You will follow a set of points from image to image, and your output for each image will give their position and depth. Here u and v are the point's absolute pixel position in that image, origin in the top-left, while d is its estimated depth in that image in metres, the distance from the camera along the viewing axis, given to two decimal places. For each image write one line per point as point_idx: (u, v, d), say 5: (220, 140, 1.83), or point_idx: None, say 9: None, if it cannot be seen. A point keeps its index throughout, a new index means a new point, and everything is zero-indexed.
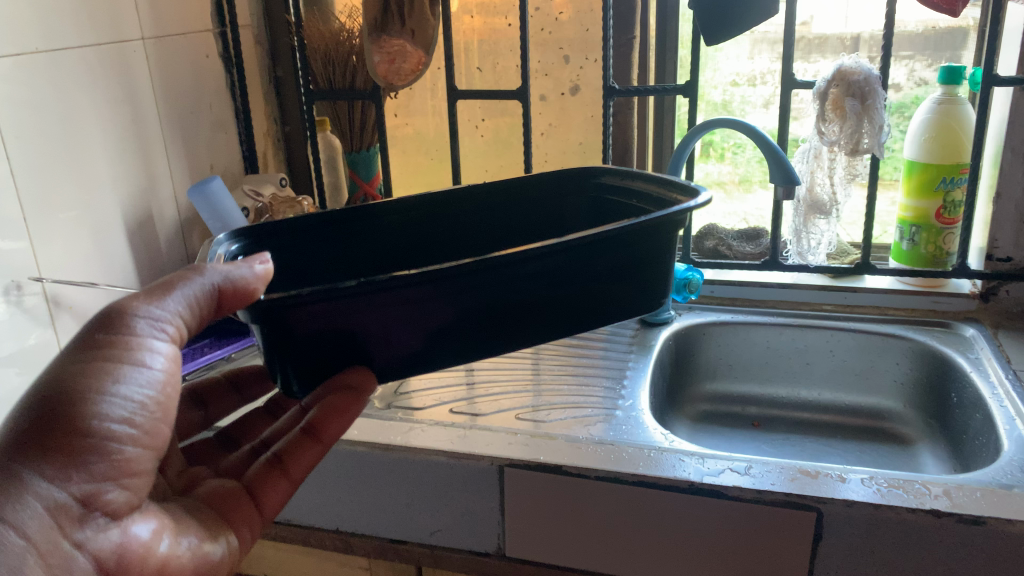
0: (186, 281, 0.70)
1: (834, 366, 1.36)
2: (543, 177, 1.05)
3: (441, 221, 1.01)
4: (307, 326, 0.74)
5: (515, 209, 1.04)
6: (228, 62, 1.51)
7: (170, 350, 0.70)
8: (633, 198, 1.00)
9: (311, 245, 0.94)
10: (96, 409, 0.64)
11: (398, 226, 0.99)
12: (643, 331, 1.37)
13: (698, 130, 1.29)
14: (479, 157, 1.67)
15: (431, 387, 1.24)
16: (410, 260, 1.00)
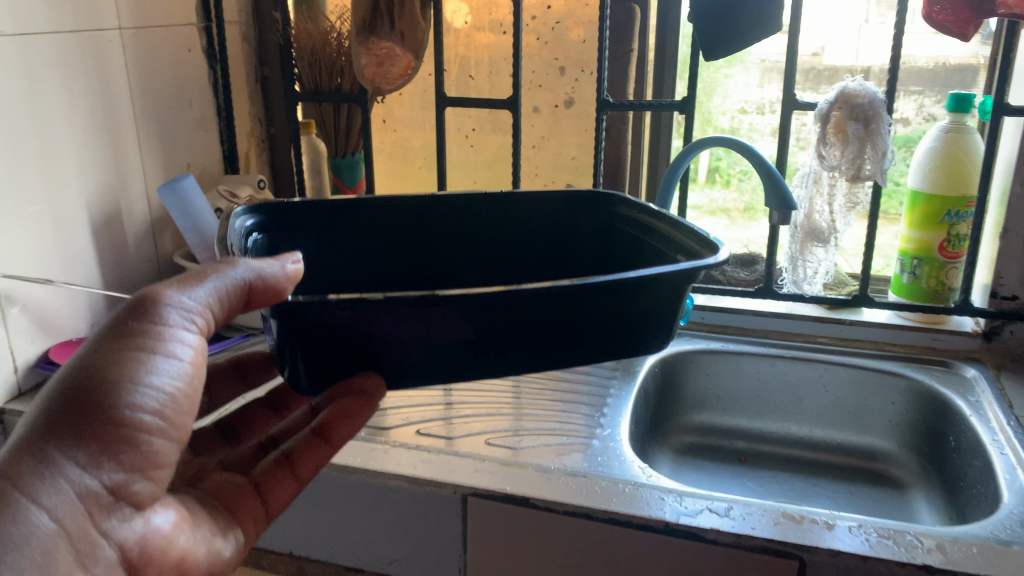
0: (218, 272, 0.67)
1: (826, 402, 1.30)
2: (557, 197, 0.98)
3: (443, 235, 0.95)
4: (316, 325, 0.69)
5: (524, 230, 0.98)
6: (211, 59, 1.46)
7: (199, 343, 0.67)
8: (648, 234, 0.92)
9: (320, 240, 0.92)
10: (126, 398, 0.62)
11: (405, 232, 0.95)
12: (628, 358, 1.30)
13: (695, 148, 1.23)
14: (468, 168, 1.61)
15: (401, 403, 1.17)
16: (398, 271, 0.95)
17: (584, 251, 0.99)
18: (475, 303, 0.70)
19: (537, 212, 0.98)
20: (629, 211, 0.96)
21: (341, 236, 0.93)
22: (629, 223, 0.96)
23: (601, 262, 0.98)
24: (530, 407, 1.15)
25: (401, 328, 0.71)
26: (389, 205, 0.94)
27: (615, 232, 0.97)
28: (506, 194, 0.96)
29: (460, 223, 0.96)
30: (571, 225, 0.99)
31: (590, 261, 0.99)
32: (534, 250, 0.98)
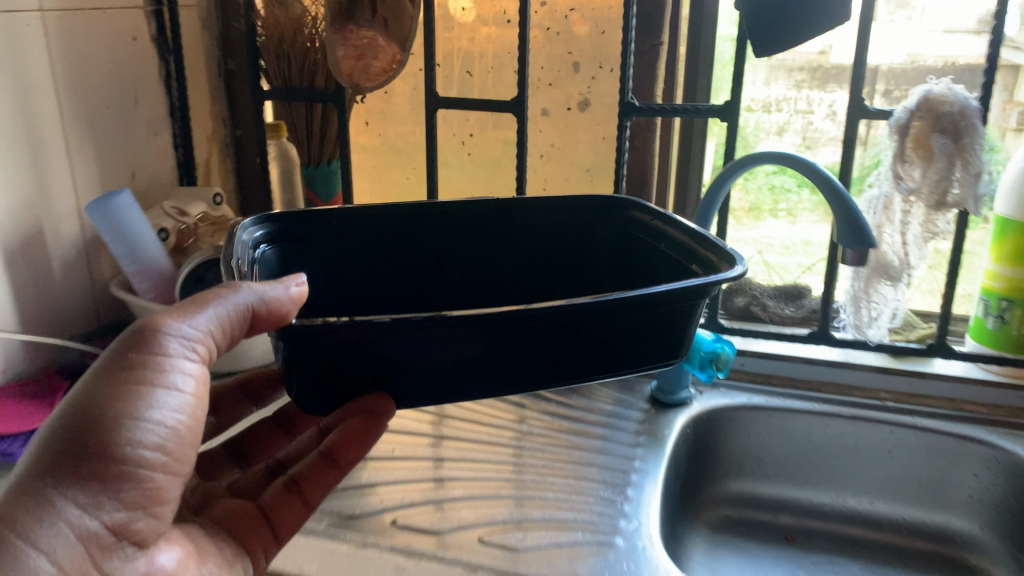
0: (217, 298, 0.60)
1: (891, 471, 1.08)
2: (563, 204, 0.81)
3: (442, 257, 0.78)
4: (318, 348, 0.55)
5: (531, 245, 0.81)
6: (163, 48, 1.23)
7: (201, 373, 0.62)
8: (663, 240, 0.76)
9: (319, 261, 0.75)
10: (126, 433, 0.57)
11: (400, 254, 0.77)
12: (654, 414, 1.08)
13: (741, 164, 0.99)
14: (465, 179, 1.39)
15: (373, 468, 0.94)
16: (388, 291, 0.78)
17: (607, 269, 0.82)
18: (486, 321, 0.55)
19: (547, 224, 0.80)
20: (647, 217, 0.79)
21: (340, 259, 0.76)
22: (647, 229, 0.78)
23: (623, 279, 0.81)
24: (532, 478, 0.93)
25: (407, 347, 0.57)
26: (388, 222, 0.76)
27: (634, 243, 0.79)
28: (505, 202, 0.79)
29: (461, 239, 0.78)
30: (585, 236, 0.82)
31: (609, 279, 0.82)
32: (547, 269, 0.81)
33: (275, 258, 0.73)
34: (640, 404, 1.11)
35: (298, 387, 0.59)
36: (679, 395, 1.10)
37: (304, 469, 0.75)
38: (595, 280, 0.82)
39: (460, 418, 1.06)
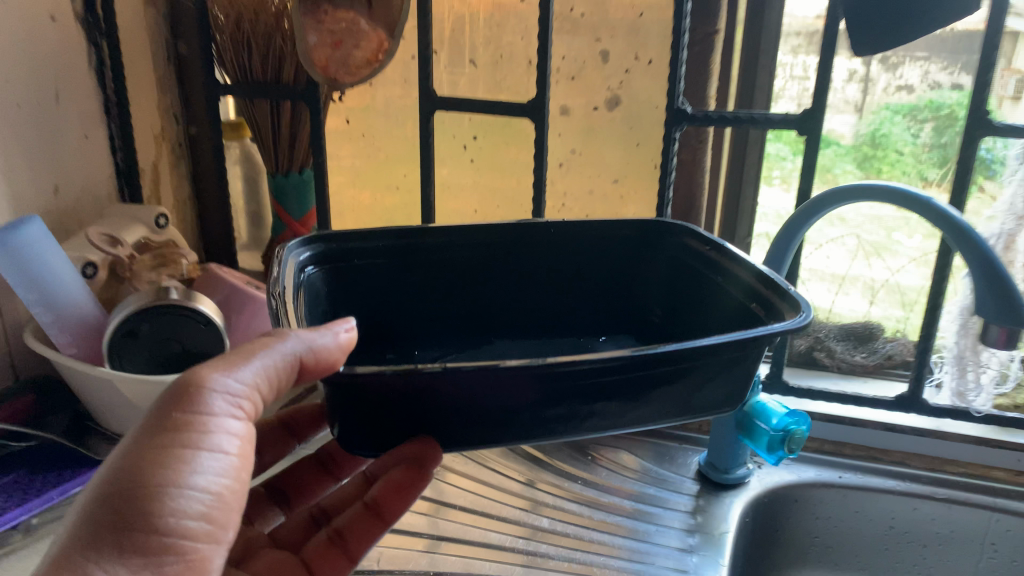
0: (263, 347, 0.53)
1: (994, 566, 0.86)
2: (609, 228, 0.75)
3: (470, 291, 0.74)
4: (360, 389, 0.49)
5: (563, 274, 0.76)
6: (93, 28, 0.99)
7: (246, 430, 0.54)
8: (719, 274, 0.69)
9: (370, 295, 0.71)
10: (169, 502, 0.49)
11: (439, 284, 0.73)
12: (705, 501, 0.87)
13: (823, 204, 0.80)
14: (466, 193, 1.13)
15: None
16: (441, 324, 0.75)
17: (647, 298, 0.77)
18: (545, 373, 0.50)
19: (577, 251, 0.75)
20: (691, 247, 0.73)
21: (392, 292, 0.72)
22: (698, 260, 0.72)
23: (671, 311, 0.75)
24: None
25: (455, 395, 0.51)
26: (423, 249, 0.72)
27: (682, 272, 0.74)
28: (523, 226, 0.73)
29: (485, 270, 0.74)
30: (615, 263, 0.77)
31: (658, 305, 0.77)
32: (582, 298, 0.77)
33: (322, 284, 0.68)
34: (684, 485, 0.90)
35: (347, 433, 0.52)
36: (733, 476, 0.89)
37: (346, 520, 0.73)
38: (641, 308, 0.78)
39: (461, 506, 0.85)
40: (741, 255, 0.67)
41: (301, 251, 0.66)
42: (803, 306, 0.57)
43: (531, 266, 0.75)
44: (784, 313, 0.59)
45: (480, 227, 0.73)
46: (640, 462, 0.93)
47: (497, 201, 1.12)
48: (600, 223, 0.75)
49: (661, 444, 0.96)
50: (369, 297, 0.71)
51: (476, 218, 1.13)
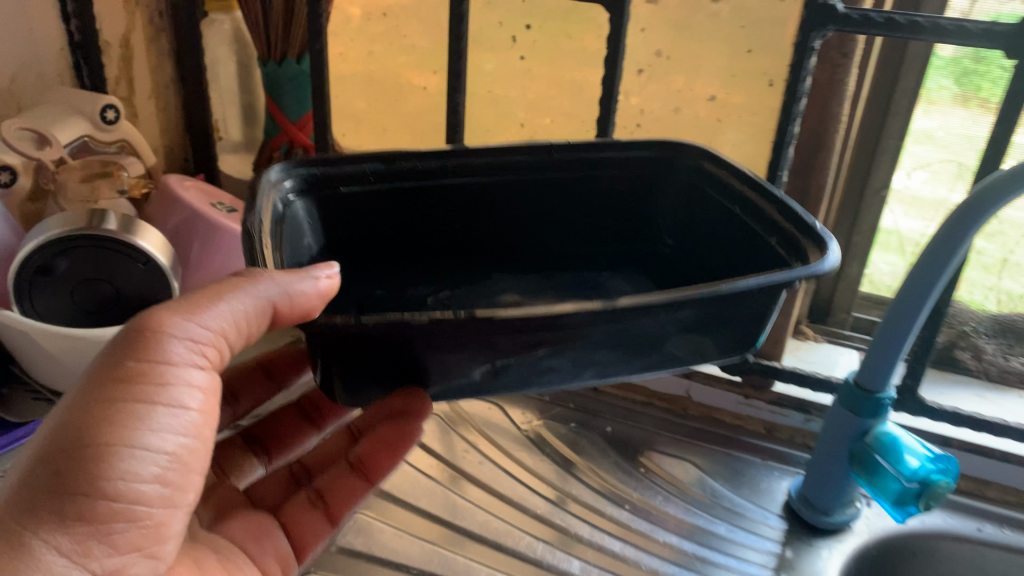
0: (238, 286, 0.37)
1: None
2: (617, 148, 0.54)
3: (438, 219, 0.53)
4: (324, 339, 0.35)
5: (548, 201, 0.54)
6: None
7: (216, 381, 0.38)
8: (740, 204, 0.50)
9: (351, 239, 0.52)
10: (120, 466, 0.34)
11: (403, 215, 0.52)
12: (794, 547, 0.66)
13: (980, 211, 0.54)
14: (515, 98, 0.87)
15: None
16: (443, 267, 0.54)
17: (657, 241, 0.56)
18: (544, 325, 0.36)
19: (565, 176, 0.54)
20: (711, 172, 0.53)
21: (386, 235, 0.53)
22: (717, 188, 0.52)
23: (686, 241, 0.55)
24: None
25: (433, 346, 0.37)
26: (401, 175, 0.51)
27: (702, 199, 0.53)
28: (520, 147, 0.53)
29: (451, 195, 0.52)
30: (613, 185, 0.55)
31: (669, 232, 0.56)
32: (584, 233, 0.56)
33: (307, 215, 0.49)
34: (768, 525, 0.68)
35: (345, 391, 0.39)
36: (835, 520, 0.66)
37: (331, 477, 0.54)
38: (648, 236, 0.56)
39: (471, 530, 0.65)
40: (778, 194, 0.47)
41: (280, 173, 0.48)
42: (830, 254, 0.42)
43: (544, 195, 0.54)
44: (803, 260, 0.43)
45: (501, 151, 0.52)
46: (713, 483, 0.71)
47: (552, 113, 0.86)
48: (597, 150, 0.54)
49: (735, 456, 0.74)
50: (347, 230, 0.52)
51: (523, 134, 0.88)
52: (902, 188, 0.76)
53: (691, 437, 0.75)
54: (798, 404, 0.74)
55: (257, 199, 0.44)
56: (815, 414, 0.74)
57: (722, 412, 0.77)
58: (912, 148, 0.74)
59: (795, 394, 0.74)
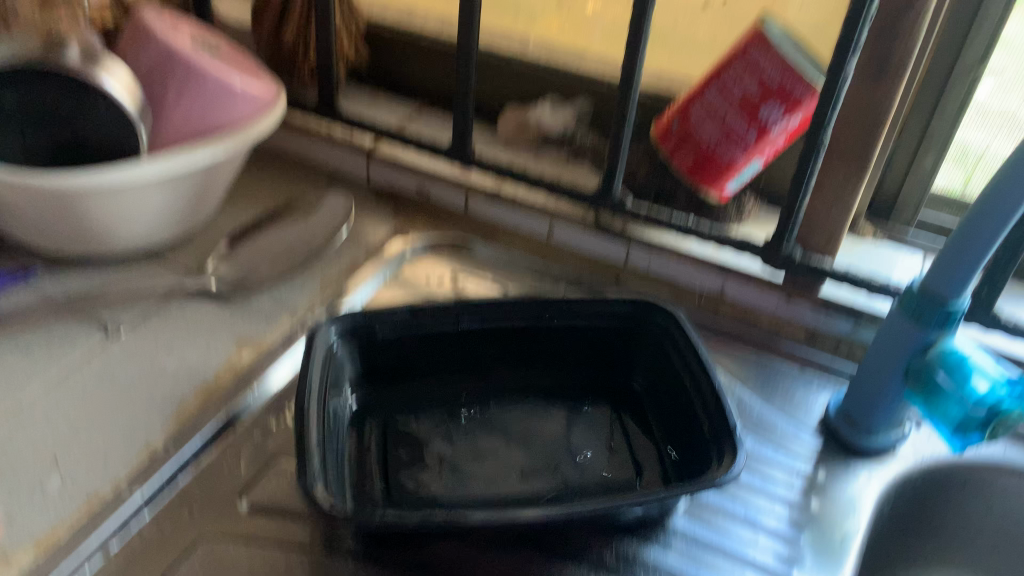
0: None
1: None
2: (593, 328, 0.61)
3: (443, 373, 0.61)
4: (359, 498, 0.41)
5: (545, 346, 0.62)
6: None
7: None
8: (701, 403, 0.54)
9: (393, 351, 0.58)
10: None
11: (420, 361, 0.60)
12: (825, 465, 0.59)
13: None
14: None
15: (278, 551, 0.49)
16: (456, 388, 0.62)
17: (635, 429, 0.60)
18: None
19: (567, 323, 0.61)
20: (677, 339, 0.58)
21: (414, 362, 0.60)
22: (685, 369, 0.57)
23: (651, 387, 0.61)
24: (398, 554, 0.49)
25: None
26: (411, 380, 0.61)
27: (645, 412, 0.61)
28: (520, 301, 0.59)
29: (456, 363, 0.61)
30: (583, 395, 0.63)
31: (639, 376, 0.62)
32: (563, 399, 0.62)
33: (349, 358, 0.56)
34: (798, 442, 0.60)
35: None
36: (876, 441, 0.58)
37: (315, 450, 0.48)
38: (620, 373, 0.63)
39: (469, 424, 0.59)
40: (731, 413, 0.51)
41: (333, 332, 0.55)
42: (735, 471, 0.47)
43: (522, 376, 0.63)
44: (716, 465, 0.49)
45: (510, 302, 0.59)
46: (742, 392, 0.64)
47: None
48: (542, 412, 0.61)
49: (767, 361, 0.67)
50: (381, 363, 0.59)
51: None
52: (983, 101, 0.67)
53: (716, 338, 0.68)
54: (848, 309, 0.64)
55: (312, 364, 0.52)
56: (867, 321, 0.64)
57: (759, 314, 0.68)
58: (994, 59, 0.64)
59: (843, 297, 0.65)
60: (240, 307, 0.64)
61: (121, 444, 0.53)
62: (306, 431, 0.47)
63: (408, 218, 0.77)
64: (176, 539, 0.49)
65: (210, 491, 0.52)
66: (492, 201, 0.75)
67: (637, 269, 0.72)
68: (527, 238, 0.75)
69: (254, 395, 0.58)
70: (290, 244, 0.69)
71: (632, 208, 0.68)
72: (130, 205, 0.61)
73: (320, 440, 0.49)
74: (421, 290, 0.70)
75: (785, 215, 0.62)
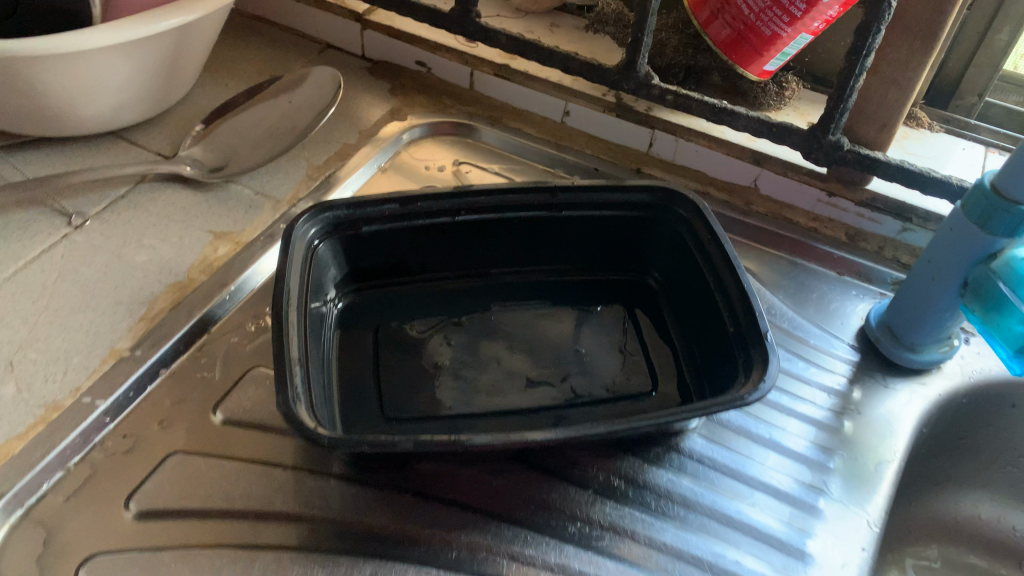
0: None
1: None
2: (614, 219, 0.53)
3: (439, 270, 0.55)
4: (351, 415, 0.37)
5: (555, 238, 0.54)
6: None
7: None
8: (730, 309, 0.47)
9: (379, 248, 0.52)
10: None
11: (413, 258, 0.54)
12: (859, 382, 0.53)
13: None
14: None
15: (253, 468, 0.45)
16: (449, 286, 0.55)
17: (655, 331, 0.54)
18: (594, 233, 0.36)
19: (578, 213, 0.53)
20: (700, 231, 0.50)
21: (402, 258, 0.53)
22: (710, 266, 0.49)
23: (671, 283, 0.54)
24: (387, 473, 0.45)
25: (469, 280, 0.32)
26: (404, 279, 0.55)
27: (663, 310, 0.54)
28: (525, 187, 0.51)
29: (454, 256, 0.54)
30: (597, 292, 0.56)
31: (657, 270, 0.55)
32: (574, 296, 0.56)
33: (330, 254, 0.50)
34: (832, 356, 0.55)
35: None
36: (921, 359, 0.52)
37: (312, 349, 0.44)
38: (640, 265, 0.56)
39: (470, 328, 0.53)
40: (765, 325, 0.44)
41: (309, 226, 0.48)
42: (760, 395, 0.41)
43: (529, 271, 0.56)
44: (744, 385, 0.43)
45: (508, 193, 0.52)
46: (772, 298, 0.58)
47: None
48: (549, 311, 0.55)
49: (801, 264, 0.60)
50: (369, 262, 0.53)
51: None
52: None
53: (746, 237, 0.61)
54: (896, 209, 0.58)
55: (289, 264, 0.46)
56: (916, 224, 0.58)
57: (795, 212, 0.62)
58: None
59: (894, 193, 0.57)
60: (217, 194, 0.58)
61: (83, 349, 0.48)
62: (285, 341, 0.42)
63: (406, 97, 0.69)
64: (142, 453, 0.45)
65: (180, 401, 0.47)
66: (500, 80, 0.67)
67: (660, 158, 0.65)
68: (539, 120, 0.68)
69: (231, 292, 0.53)
70: (272, 124, 0.62)
71: (658, 86, 0.58)
72: (92, 75, 0.53)
73: (302, 353, 0.44)
74: (419, 179, 0.63)
75: (834, 99, 0.52)
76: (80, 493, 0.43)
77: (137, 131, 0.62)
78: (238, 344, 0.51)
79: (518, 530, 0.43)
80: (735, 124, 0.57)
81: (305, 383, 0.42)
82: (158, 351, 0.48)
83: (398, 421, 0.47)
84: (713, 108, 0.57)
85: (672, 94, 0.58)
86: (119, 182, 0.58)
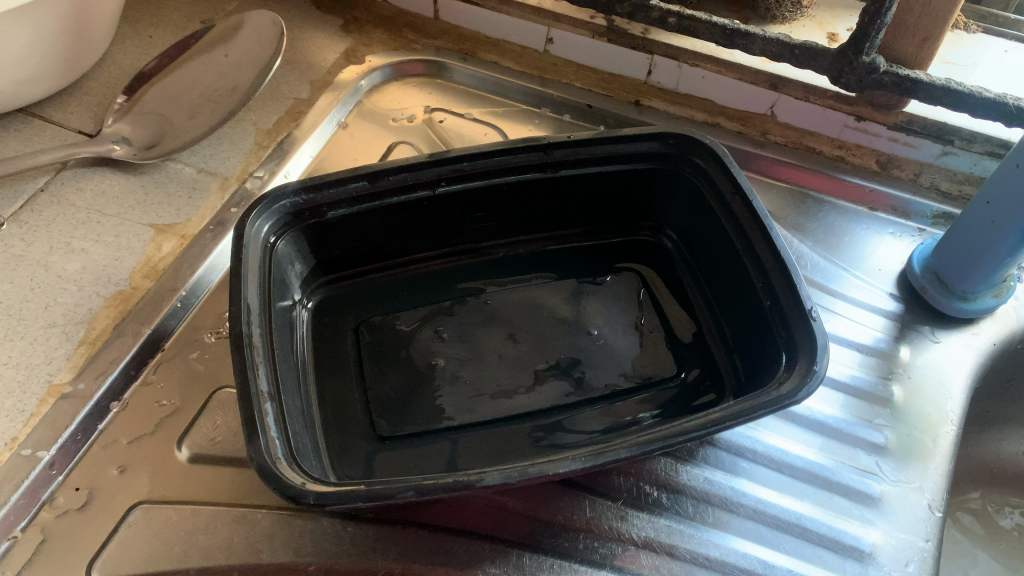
0: None
1: None
2: (620, 173, 0.46)
3: (421, 248, 0.48)
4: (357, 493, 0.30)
5: (553, 200, 0.47)
6: None
7: None
8: (763, 279, 0.40)
9: (350, 233, 0.45)
10: None
11: (390, 239, 0.46)
12: (901, 338, 0.48)
13: None
14: None
15: (230, 513, 0.39)
16: (434, 261, 0.49)
17: (673, 299, 0.48)
18: None
19: (577, 171, 0.45)
20: (722, 184, 0.43)
21: (378, 240, 0.46)
22: (734, 226, 0.42)
23: (689, 240, 0.48)
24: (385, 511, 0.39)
25: None
26: (382, 263, 0.48)
27: (684, 273, 0.48)
28: (514, 147, 0.43)
29: (437, 232, 0.47)
30: (603, 258, 0.50)
31: (673, 227, 0.49)
32: (579, 265, 0.50)
33: (291, 248, 0.43)
34: (868, 308, 0.49)
35: None
36: (972, 308, 0.46)
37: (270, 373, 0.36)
38: (649, 218, 0.50)
39: (464, 316, 0.47)
40: (809, 301, 0.37)
41: (263, 223, 0.40)
42: (812, 392, 0.34)
43: (525, 236, 0.50)
44: (788, 378, 0.35)
45: (494, 157, 0.43)
46: (801, 245, 0.51)
47: None
48: (552, 285, 0.48)
49: (826, 201, 0.53)
50: (340, 250, 0.46)
51: None
52: None
53: (763, 173, 0.54)
54: (935, 132, 0.51)
55: (245, 271, 0.37)
56: (958, 146, 0.51)
57: (818, 140, 0.54)
58: None
59: (933, 114, 0.50)
60: (154, 177, 0.50)
61: (15, 388, 0.40)
62: (249, 372, 0.34)
63: (361, 35, 0.60)
64: (100, 508, 0.38)
65: (137, 440, 0.41)
66: (469, 6, 0.58)
67: (662, 86, 0.57)
68: (518, 50, 0.59)
69: (184, 298, 0.45)
70: (211, 85, 0.53)
71: (659, 8, 0.49)
72: None
73: (272, 382, 0.36)
74: (386, 133, 0.55)
75: (869, 15, 0.43)
76: (32, 566, 0.36)
77: (50, 105, 0.53)
78: (198, 361, 0.44)
79: (542, 559, 0.38)
80: (750, 48, 0.49)
81: (282, 420, 0.35)
82: (105, 382, 0.41)
83: (394, 439, 0.41)
84: (725, 30, 0.48)
85: (676, 16, 0.49)
86: (36, 170, 0.49)
